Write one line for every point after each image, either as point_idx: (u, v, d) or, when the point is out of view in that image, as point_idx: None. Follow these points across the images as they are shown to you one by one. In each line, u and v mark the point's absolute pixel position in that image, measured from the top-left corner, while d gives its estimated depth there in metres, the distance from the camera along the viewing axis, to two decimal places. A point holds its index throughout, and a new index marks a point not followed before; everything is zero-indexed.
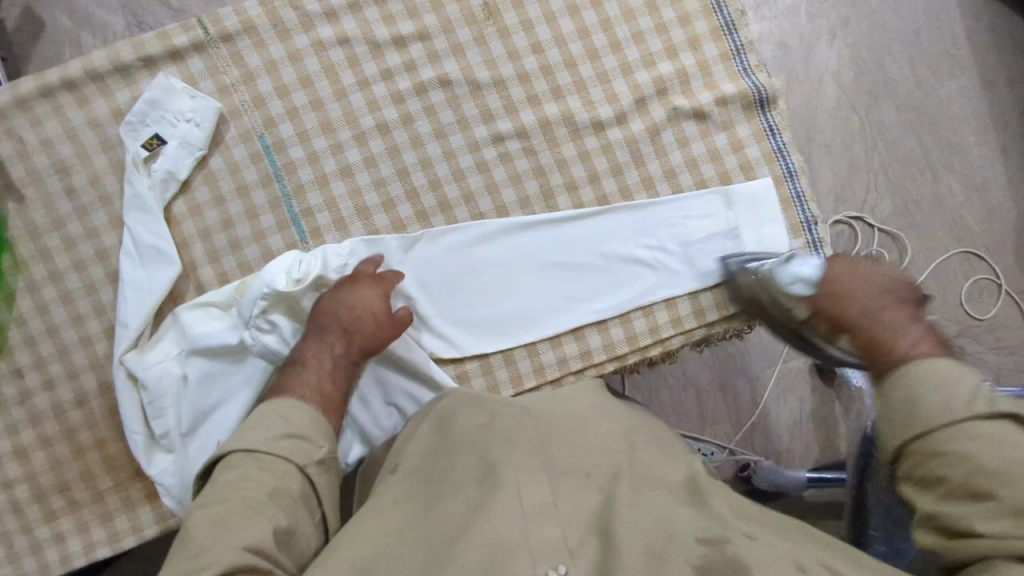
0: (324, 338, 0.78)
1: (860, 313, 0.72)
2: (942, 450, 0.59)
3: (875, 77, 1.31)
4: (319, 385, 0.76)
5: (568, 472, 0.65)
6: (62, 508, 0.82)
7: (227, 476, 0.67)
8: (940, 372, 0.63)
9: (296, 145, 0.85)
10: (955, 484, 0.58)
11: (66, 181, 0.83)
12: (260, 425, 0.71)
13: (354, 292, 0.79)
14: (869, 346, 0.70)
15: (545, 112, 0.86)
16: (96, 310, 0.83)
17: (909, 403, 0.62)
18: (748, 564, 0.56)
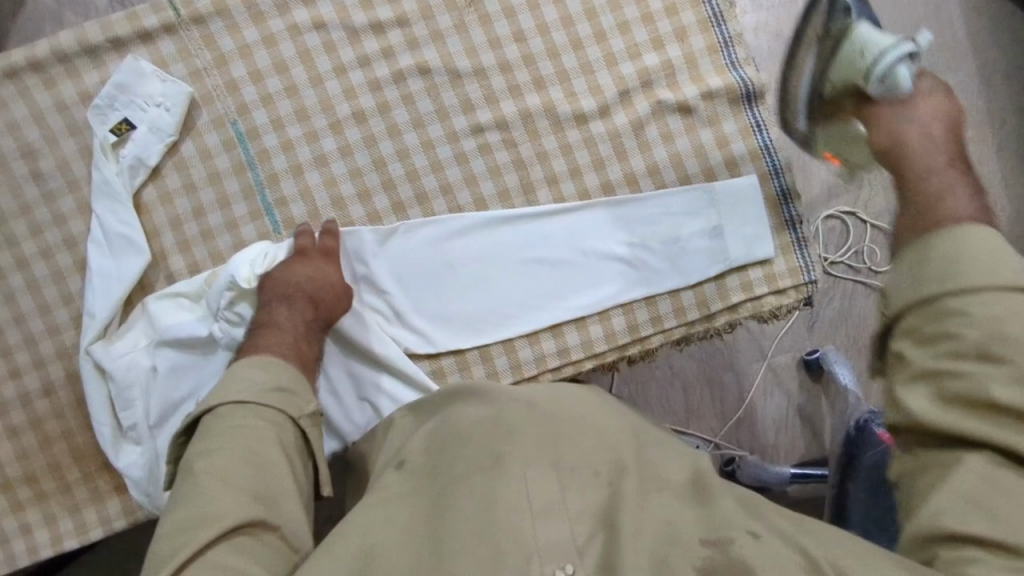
0: (291, 304, 0.76)
1: (918, 140, 0.62)
2: (966, 311, 0.51)
3: None
4: (296, 345, 0.75)
5: (576, 470, 0.62)
6: (28, 499, 0.81)
7: (220, 426, 0.66)
8: (981, 240, 0.53)
9: (270, 132, 0.82)
10: (972, 345, 0.50)
11: (32, 165, 0.81)
12: (243, 378, 0.69)
13: (305, 264, 0.78)
14: (924, 168, 0.61)
15: (526, 102, 0.84)
16: (64, 299, 0.81)
17: (947, 256, 0.53)
18: (749, 565, 0.53)
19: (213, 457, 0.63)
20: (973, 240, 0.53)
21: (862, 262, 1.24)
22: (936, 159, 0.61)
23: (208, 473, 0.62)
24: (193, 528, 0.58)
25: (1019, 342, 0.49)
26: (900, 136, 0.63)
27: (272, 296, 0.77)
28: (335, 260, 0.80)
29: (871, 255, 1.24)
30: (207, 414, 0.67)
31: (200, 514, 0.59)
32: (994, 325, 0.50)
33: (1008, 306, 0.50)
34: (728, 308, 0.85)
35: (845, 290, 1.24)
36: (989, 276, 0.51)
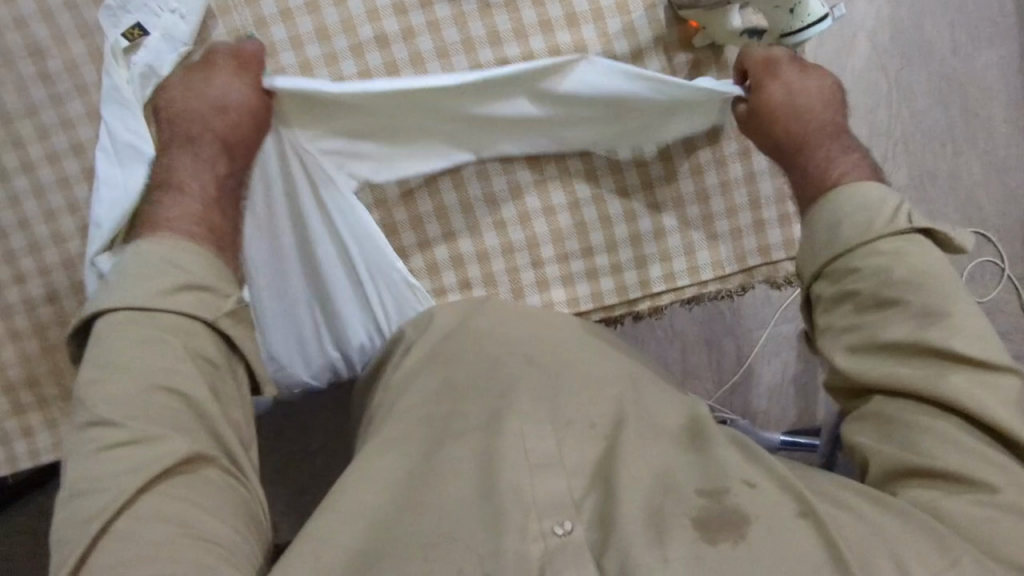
0: (195, 148, 0.73)
1: (790, 121, 0.74)
2: (859, 272, 0.65)
3: (911, 39, 1.24)
4: (204, 215, 0.71)
5: (571, 420, 0.63)
6: (30, 404, 0.81)
7: (127, 338, 0.62)
8: (860, 194, 0.69)
9: (288, 50, 0.79)
10: (867, 299, 0.65)
11: (40, 65, 0.78)
12: (146, 275, 0.65)
13: (208, 77, 0.73)
14: (804, 145, 0.74)
15: (556, 40, 0.81)
16: (70, 207, 0.80)
17: (835, 223, 0.68)
18: (747, 514, 0.53)
19: (126, 378, 0.61)
20: (851, 202, 0.69)
21: None
22: (809, 129, 0.75)
23: (121, 395, 0.60)
24: (125, 466, 0.57)
25: (905, 285, 0.63)
26: (775, 122, 0.74)
27: (182, 145, 0.73)
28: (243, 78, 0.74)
29: None
30: (110, 318, 0.64)
31: (128, 455, 0.57)
32: (882, 277, 0.64)
33: (891, 254, 0.65)
34: (744, 269, 0.84)
35: None
36: (867, 227, 0.67)
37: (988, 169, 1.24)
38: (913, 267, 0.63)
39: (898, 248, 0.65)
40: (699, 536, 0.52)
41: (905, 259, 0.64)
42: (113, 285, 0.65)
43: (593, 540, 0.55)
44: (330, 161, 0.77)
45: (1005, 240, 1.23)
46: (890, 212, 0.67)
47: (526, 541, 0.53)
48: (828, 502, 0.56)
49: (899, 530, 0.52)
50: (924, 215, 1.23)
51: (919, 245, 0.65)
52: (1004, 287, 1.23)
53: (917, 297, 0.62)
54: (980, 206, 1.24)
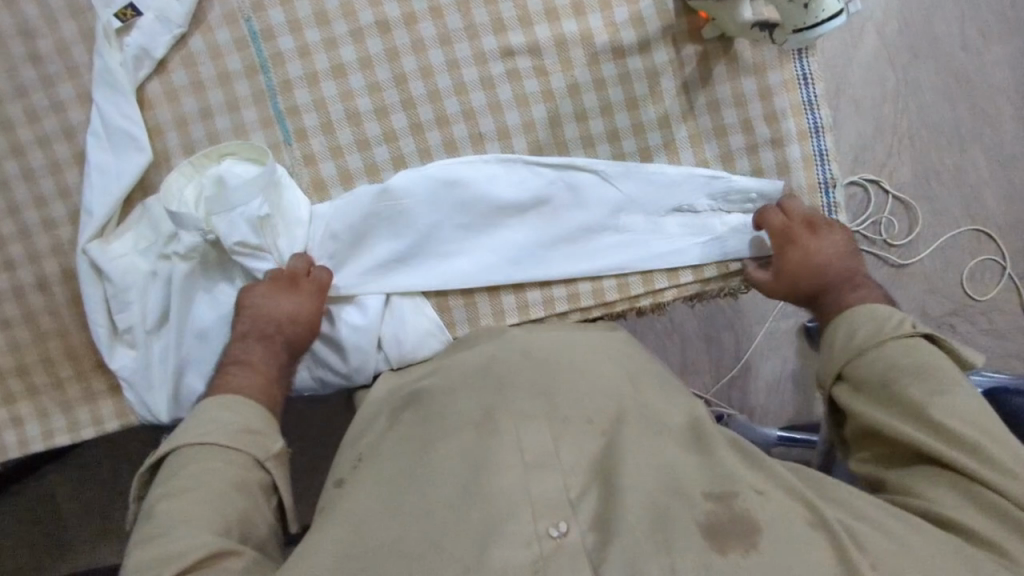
0: (262, 330, 0.72)
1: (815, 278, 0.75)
2: (870, 359, 0.65)
3: (920, 33, 1.22)
4: (269, 388, 0.71)
5: (571, 419, 0.62)
6: (20, 393, 0.80)
7: (182, 468, 0.64)
8: (872, 313, 0.68)
9: (286, 34, 0.78)
10: (875, 385, 0.64)
11: (31, 46, 0.76)
12: (208, 416, 0.66)
13: (268, 293, 0.72)
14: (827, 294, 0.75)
15: (562, 28, 0.79)
16: (61, 192, 0.78)
17: (850, 327, 0.68)
18: (758, 522, 0.52)
19: (177, 499, 0.61)
20: (862, 318, 0.68)
21: (879, 234, 1.21)
22: (833, 280, 0.75)
23: (168, 510, 0.60)
24: (164, 562, 0.56)
25: (912, 370, 0.63)
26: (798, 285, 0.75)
27: (247, 330, 0.72)
28: (303, 284, 0.73)
29: (889, 228, 1.21)
30: (174, 453, 0.65)
31: (166, 552, 0.56)
32: (892, 364, 0.64)
33: (901, 346, 0.65)
34: (748, 268, 0.81)
35: None
36: (876, 327, 0.67)
37: (994, 167, 1.23)
38: (921, 356, 0.64)
39: (907, 342, 0.65)
40: (708, 546, 0.51)
41: (914, 351, 0.64)
42: (180, 427, 0.67)
43: (590, 544, 0.53)
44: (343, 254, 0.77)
45: (1009, 239, 1.22)
46: (895, 317, 0.67)
47: (518, 547, 0.52)
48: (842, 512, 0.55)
49: (929, 553, 0.52)
50: (928, 212, 1.22)
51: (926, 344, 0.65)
52: (1006, 286, 1.22)
53: (925, 379, 0.62)
54: (984, 204, 1.22)
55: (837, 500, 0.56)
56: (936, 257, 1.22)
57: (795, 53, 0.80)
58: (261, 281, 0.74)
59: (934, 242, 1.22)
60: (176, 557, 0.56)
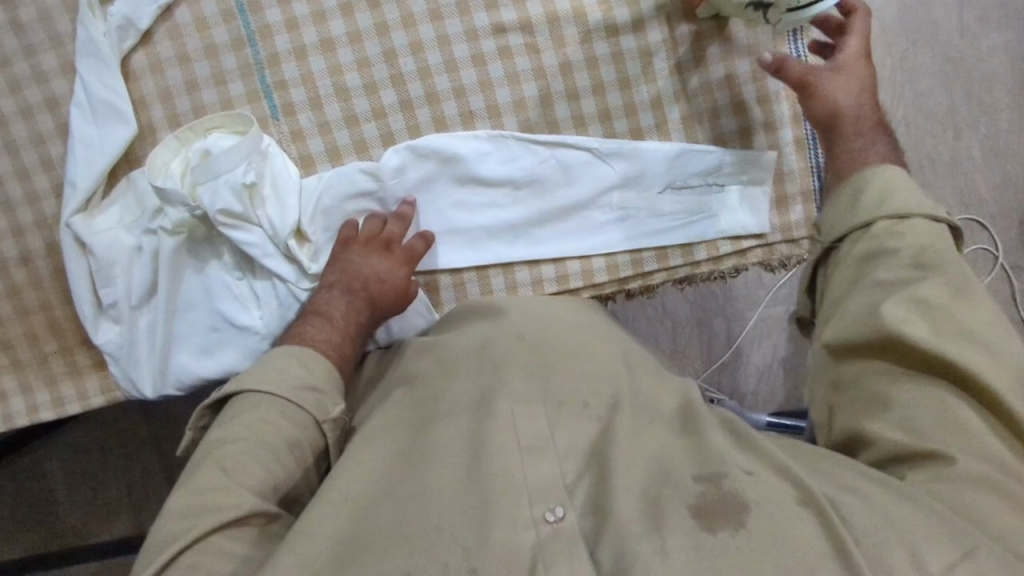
0: (349, 286, 0.74)
1: (850, 105, 0.73)
2: (899, 235, 0.67)
3: (918, 19, 1.21)
4: (342, 345, 0.72)
5: (561, 401, 0.62)
6: (5, 367, 0.80)
7: (241, 415, 0.63)
8: (892, 182, 0.69)
9: (274, 7, 0.76)
10: (904, 261, 0.65)
11: (12, 14, 0.74)
12: (277, 371, 0.66)
13: (365, 252, 0.74)
14: (856, 128, 0.73)
15: (555, 6, 0.78)
16: (45, 164, 0.76)
17: (884, 188, 0.69)
18: (748, 501, 0.51)
19: (230, 445, 0.60)
20: (898, 182, 0.70)
21: None
22: (862, 117, 0.73)
23: (220, 455, 0.60)
24: (210, 511, 0.56)
25: (940, 260, 0.65)
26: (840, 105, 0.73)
27: (334, 281, 0.74)
28: (395, 251, 0.75)
29: None
30: (239, 395, 0.65)
31: (213, 500, 0.56)
32: (924, 249, 0.65)
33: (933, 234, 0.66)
34: (738, 252, 0.82)
35: None
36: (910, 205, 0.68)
37: (988, 156, 1.22)
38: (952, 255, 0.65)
39: (940, 236, 0.66)
40: (697, 525, 0.50)
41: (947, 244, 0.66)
42: (250, 372, 0.66)
43: (585, 529, 0.53)
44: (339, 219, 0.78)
45: (1001, 228, 1.22)
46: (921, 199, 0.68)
47: (515, 531, 0.52)
48: (824, 484, 0.54)
49: (907, 514, 0.50)
50: None
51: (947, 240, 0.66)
52: (997, 274, 1.22)
53: (955, 273, 0.63)
54: (977, 192, 1.22)
55: (825, 476, 0.55)
56: None
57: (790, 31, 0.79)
58: (359, 232, 0.75)
59: None
60: (220, 509, 0.56)
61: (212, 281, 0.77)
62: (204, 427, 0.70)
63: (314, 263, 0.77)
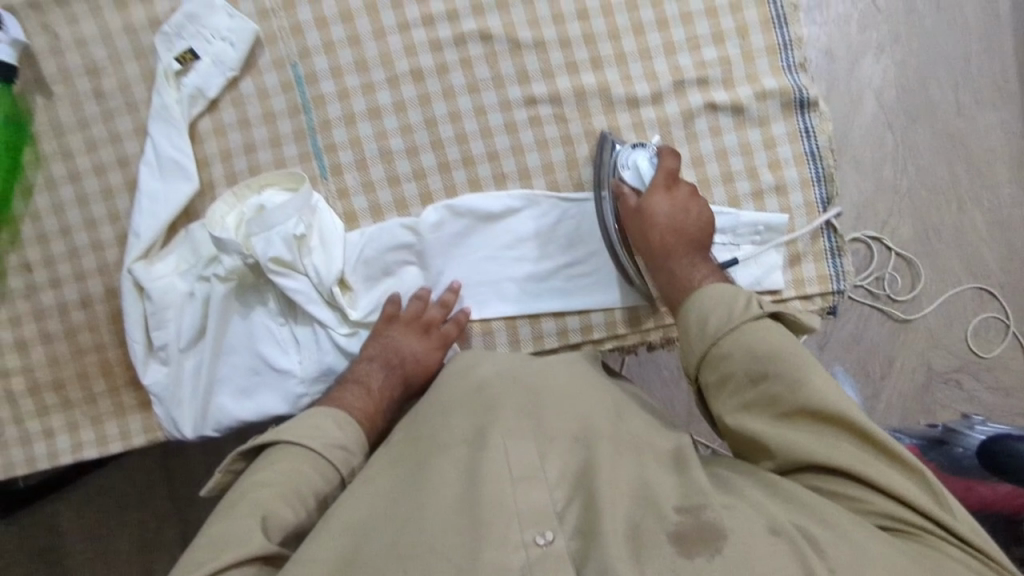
0: (387, 362, 0.78)
1: (672, 225, 0.78)
2: (729, 354, 0.66)
3: (917, 100, 1.27)
4: (374, 414, 0.76)
5: (554, 436, 0.64)
6: (54, 405, 0.84)
7: (272, 465, 0.66)
8: (723, 294, 0.70)
9: (329, 79, 0.84)
10: (742, 378, 0.65)
11: (95, 83, 0.83)
12: (308, 425, 0.70)
13: (403, 333, 0.79)
14: (675, 255, 0.77)
15: (581, 80, 0.86)
16: (112, 216, 0.83)
17: (702, 315, 0.70)
18: (724, 529, 0.53)
19: (263, 490, 0.64)
20: (733, 292, 0.70)
21: (882, 289, 1.26)
22: (686, 240, 0.78)
23: (255, 500, 0.62)
24: (231, 543, 0.58)
25: (773, 361, 0.64)
26: (652, 225, 0.78)
27: (375, 354, 0.79)
28: (432, 335, 0.80)
29: (891, 283, 1.26)
30: (274, 445, 0.69)
31: (231, 536, 0.58)
32: (750, 355, 0.65)
33: (756, 333, 0.66)
34: None
35: (861, 316, 1.27)
36: (729, 321, 0.67)
37: (992, 227, 1.27)
38: (779, 345, 0.65)
39: (769, 329, 0.66)
40: (675, 552, 0.53)
41: (767, 340, 0.65)
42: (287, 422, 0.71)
43: (573, 551, 0.55)
44: (380, 272, 0.83)
45: (1011, 297, 1.26)
46: (746, 302, 0.69)
47: (505, 552, 0.54)
48: (786, 513, 0.56)
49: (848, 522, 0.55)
50: (929, 268, 1.26)
51: (774, 326, 0.67)
52: (1009, 343, 1.25)
53: (788, 371, 0.63)
54: (984, 261, 1.27)
55: (779, 497, 0.58)
56: (939, 313, 1.26)
57: (624, 146, 0.83)
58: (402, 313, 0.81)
59: (936, 298, 1.26)
60: (238, 543, 0.58)
61: (256, 325, 0.82)
62: (237, 472, 0.73)
63: (355, 313, 0.82)
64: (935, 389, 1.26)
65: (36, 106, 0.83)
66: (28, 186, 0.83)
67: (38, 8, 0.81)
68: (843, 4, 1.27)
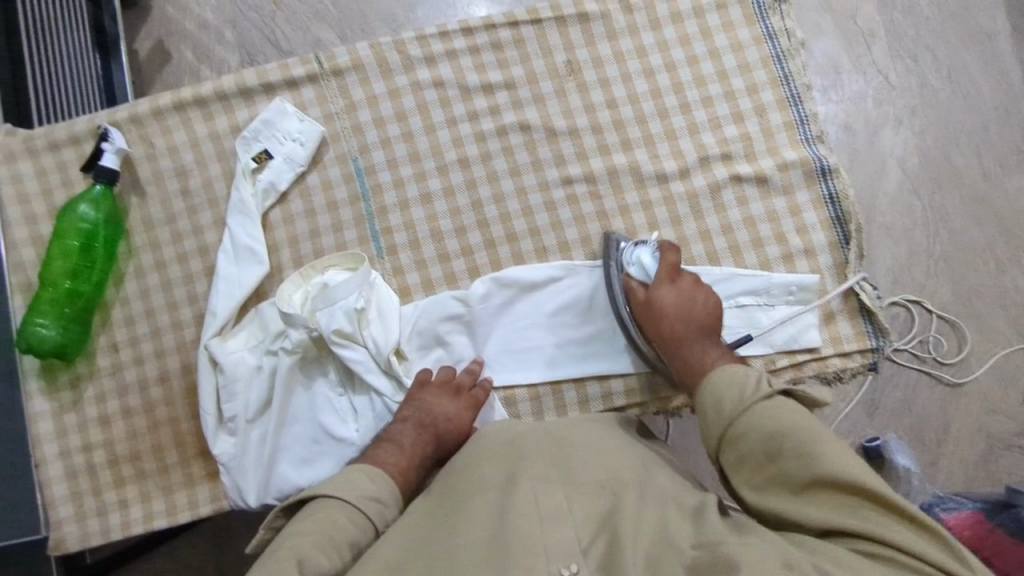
0: (419, 427, 0.81)
1: (683, 316, 0.82)
2: (745, 433, 0.70)
3: (941, 167, 1.31)
4: (406, 469, 0.78)
5: (582, 482, 0.67)
6: (130, 476, 0.90)
7: (314, 514, 0.69)
8: (732, 378, 0.75)
9: (385, 170, 0.94)
10: (759, 456, 0.69)
11: (183, 183, 0.94)
12: (347, 478, 0.73)
13: (435, 396, 0.83)
14: (687, 343, 0.82)
15: (613, 160, 0.93)
16: (191, 299, 0.92)
17: (715, 397, 0.75)
18: (736, 561, 0.56)
19: (301, 538, 0.66)
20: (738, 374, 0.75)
21: (928, 352, 1.25)
22: (695, 329, 0.82)
23: (292, 547, 0.65)
24: None
25: (782, 437, 0.68)
26: (664, 315, 0.83)
27: (408, 414, 0.81)
28: (463, 396, 0.84)
29: (936, 346, 1.25)
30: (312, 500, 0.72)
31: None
32: (765, 436, 0.69)
33: (767, 413, 0.70)
34: (794, 365, 0.89)
35: (910, 381, 1.25)
36: (741, 401, 0.72)
37: None
38: (789, 418, 0.69)
39: (780, 409, 0.71)
40: None
41: (779, 418, 0.69)
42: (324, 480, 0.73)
43: None
44: (433, 340, 0.89)
45: None
46: (754, 384, 0.74)
47: None
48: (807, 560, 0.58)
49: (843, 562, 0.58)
50: (975, 330, 1.26)
51: (786, 403, 0.71)
52: None
53: (801, 441, 0.67)
54: None
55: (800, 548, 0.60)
56: (989, 374, 1.25)
57: (628, 244, 0.89)
58: (433, 376, 0.85)
59: (986, 359, 1.25)
60: None
61: (317, 395, 0.88)
62: (276, 528, 0.76)
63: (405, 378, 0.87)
64: (997, 456, 1.23)
65: (131, 205, 0.94)
66: (120, 275, 0.93)
67: (138, 122, 0.94)
68: (857, 82, 1.33)
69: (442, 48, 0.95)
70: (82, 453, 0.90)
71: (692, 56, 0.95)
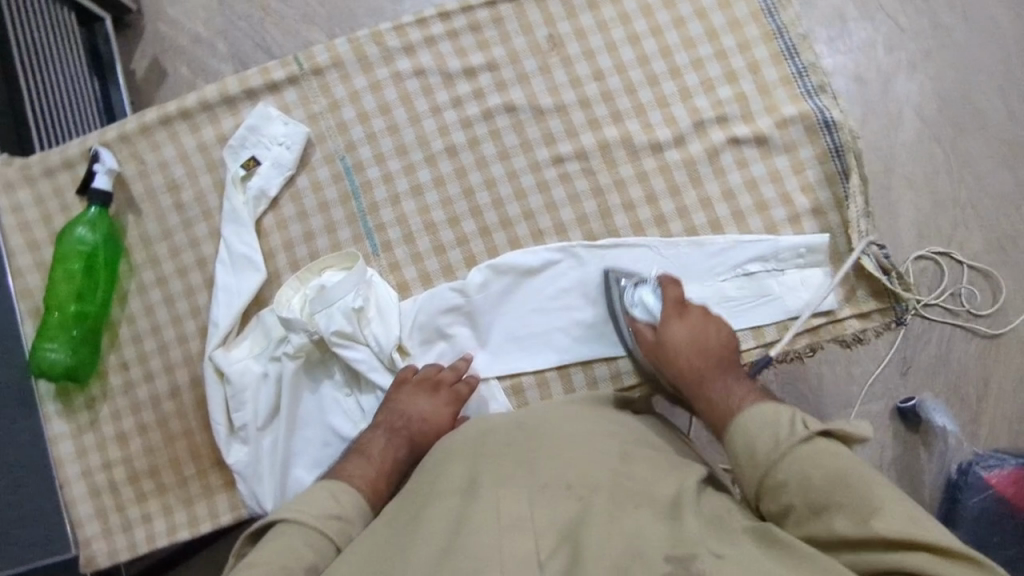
0: (392, 431, 0.79)
1: (695, 356, 0.79)
2: (786, 481, 0.65)
3: (961, 110, 1.24)
4: (376, 481, 0.75)
5: (547, 484, 0.64)
6: (150, 492, 0.91)
7: (272, 541, 0.65)
8: (759, 417, 0.70)
9: (373, 165, 0.93)
10: (802, 508, 0.63)
11: (176, 197, 0.94)
12: (310, 498, 0.69)
13: (412, 398, 0.81)
14: (711, 380, 0.78)
15: (603, 134, 0.90)
16: (193, 312, 0.92)
17: (747, 441, 0.69)
18: None
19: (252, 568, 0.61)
20: (761, 410, 0.71)
21: (961, 305, 1.20)
22: (712, 368, 0.78)
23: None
24: None
25: (826, 484, 0.62)
26: (677, 355, 0.80)
27: (381, 420, 0.80)
28: (442, 393, 0.83)
29: (970, 299, 1.20)
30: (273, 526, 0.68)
31: None
32: (806, 483, 0.64)
33: (808, 459, 0.65)
34: (810, 330, 0.86)
35: (943, 336, 1.20)
36: (776, 443, 0.67)
37: None
38: (833, 464, 0.64)
39: (822, 451, 0.65)
40: None
41: (823, 462, 0.64)
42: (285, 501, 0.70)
43: None
44: (436, 335, 0.88)
45: None
46: (787, 420, 0.69)
47: None
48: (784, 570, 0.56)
49: None
50: (1008, 278, 1.20)
51: (827, 445, 0.66)
52: None
53: (851, 489, 0.61)
54: None
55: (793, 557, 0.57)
56: None
57: (629, 282, 0.86)
58: (412, 375, 0.84)
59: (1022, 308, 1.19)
60: None
61: (325, 398, 0.88)
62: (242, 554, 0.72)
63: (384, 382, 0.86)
64: None
65: (128, 223, 0.94)
66: (123, 294, 0.93)
67: (127, 141, 0.94)
68: (865, 29, 1.27)
69: (420, 36, 0.93)
70: (103, 472, 0.91)
71: (679, 18, 0.91)
